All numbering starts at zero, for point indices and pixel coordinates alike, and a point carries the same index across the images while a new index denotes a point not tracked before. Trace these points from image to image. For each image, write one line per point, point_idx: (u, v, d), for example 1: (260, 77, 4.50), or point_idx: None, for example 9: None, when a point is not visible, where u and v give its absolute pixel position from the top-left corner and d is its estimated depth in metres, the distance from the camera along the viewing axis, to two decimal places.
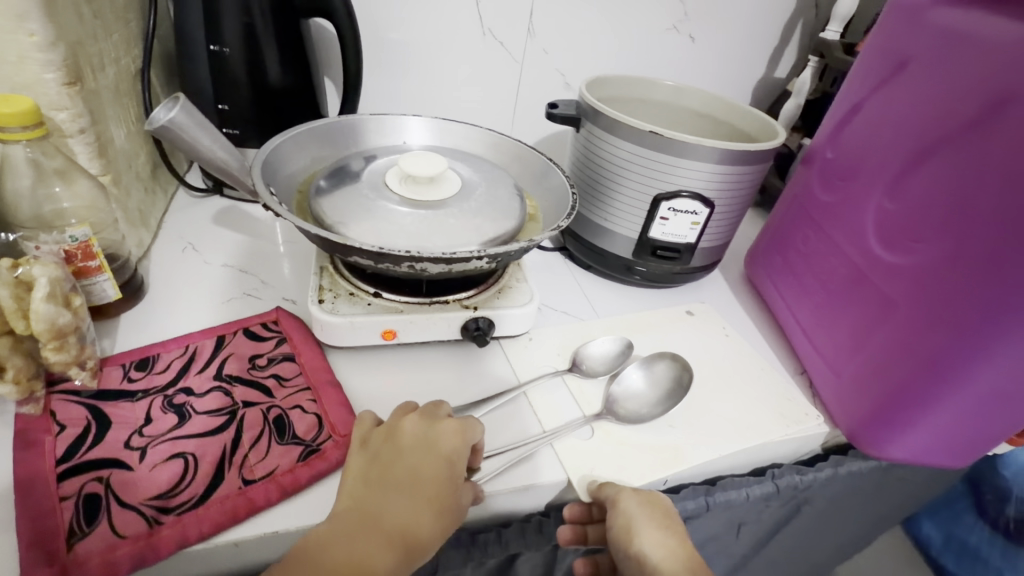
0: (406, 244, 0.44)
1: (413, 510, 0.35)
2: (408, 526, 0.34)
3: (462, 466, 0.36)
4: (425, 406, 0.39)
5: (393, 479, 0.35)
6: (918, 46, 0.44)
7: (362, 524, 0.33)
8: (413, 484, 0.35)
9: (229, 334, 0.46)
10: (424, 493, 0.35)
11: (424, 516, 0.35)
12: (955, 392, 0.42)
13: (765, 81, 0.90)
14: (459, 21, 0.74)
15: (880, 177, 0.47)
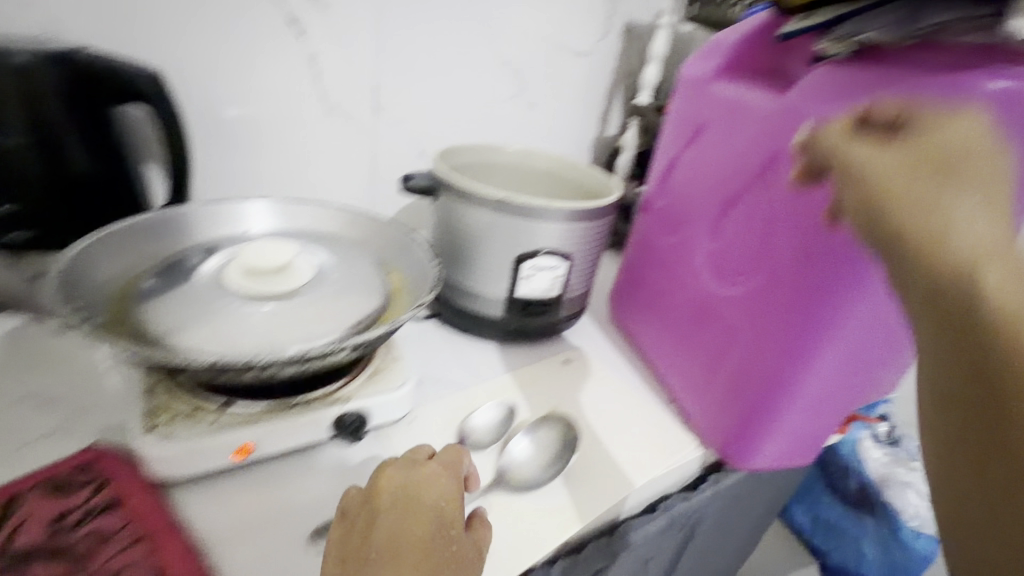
0: (254, 346, 0.40)
1: (404, 564, 0.33)
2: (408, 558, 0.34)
3: (449, 509, 0.37)
4: (405, 456, 0.41)
5: (379, 521, 0.36)
6: (709, 113, 0.53)
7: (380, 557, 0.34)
8: (405, 516, 0.36)
9: (23, 493, 0.36)
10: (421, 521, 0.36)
11: (421, 536, 0.35)
12: (793, 399, 0.48)
13: (599, 139, 1.01)
14: (301, 99, 0.72)
15: (701, 221, 0.54)
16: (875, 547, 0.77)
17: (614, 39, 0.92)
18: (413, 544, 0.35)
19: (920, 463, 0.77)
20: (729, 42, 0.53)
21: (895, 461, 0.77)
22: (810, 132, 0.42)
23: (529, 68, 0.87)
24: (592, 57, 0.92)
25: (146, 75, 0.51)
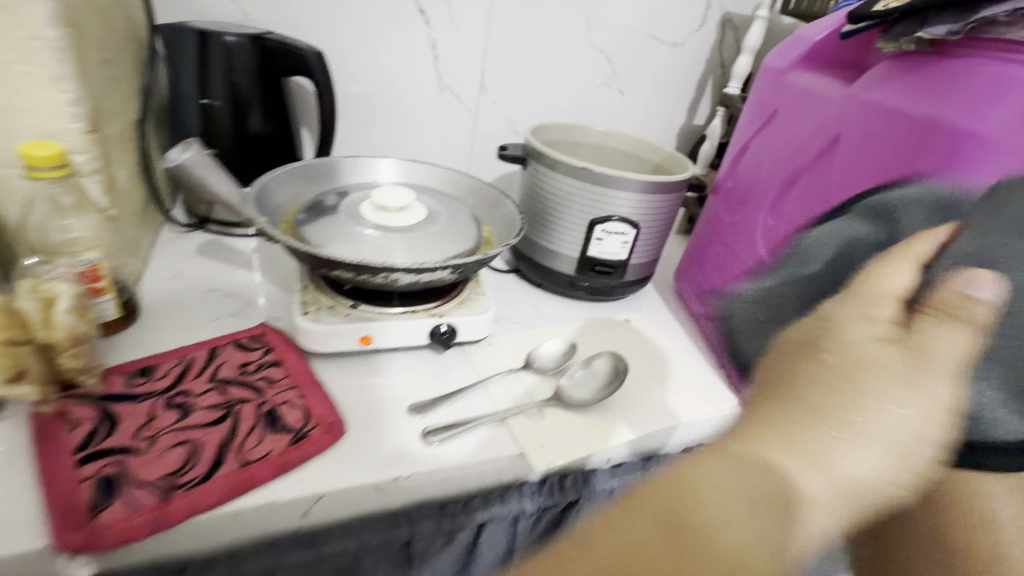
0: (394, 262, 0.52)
1: (806, 467, 0.25)
2: (738, 510, 0.25)
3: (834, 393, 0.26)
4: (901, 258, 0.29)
5: (809, 439, 0.25)
6: (783, 100, 0.58)
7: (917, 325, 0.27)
8: (869, 434, 0.25)
9: (221, 346, 0.51)
10: (771, 508, 0.25)
11: (727, 465, 0.26)
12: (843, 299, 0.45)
13: (685, 127, 1.08)
14: (419, 77, 0.84)
15: (764, 200, 0.58)
16: None
17: (709, 30, 0.97)
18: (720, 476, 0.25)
19: None
20: (809, 36, 0.58)
21: None
22: (873, 112, 0.46)
23: (623, 56, 0.95)
24: (685, 48, 0.98)
25: (311, 53, 0.66)
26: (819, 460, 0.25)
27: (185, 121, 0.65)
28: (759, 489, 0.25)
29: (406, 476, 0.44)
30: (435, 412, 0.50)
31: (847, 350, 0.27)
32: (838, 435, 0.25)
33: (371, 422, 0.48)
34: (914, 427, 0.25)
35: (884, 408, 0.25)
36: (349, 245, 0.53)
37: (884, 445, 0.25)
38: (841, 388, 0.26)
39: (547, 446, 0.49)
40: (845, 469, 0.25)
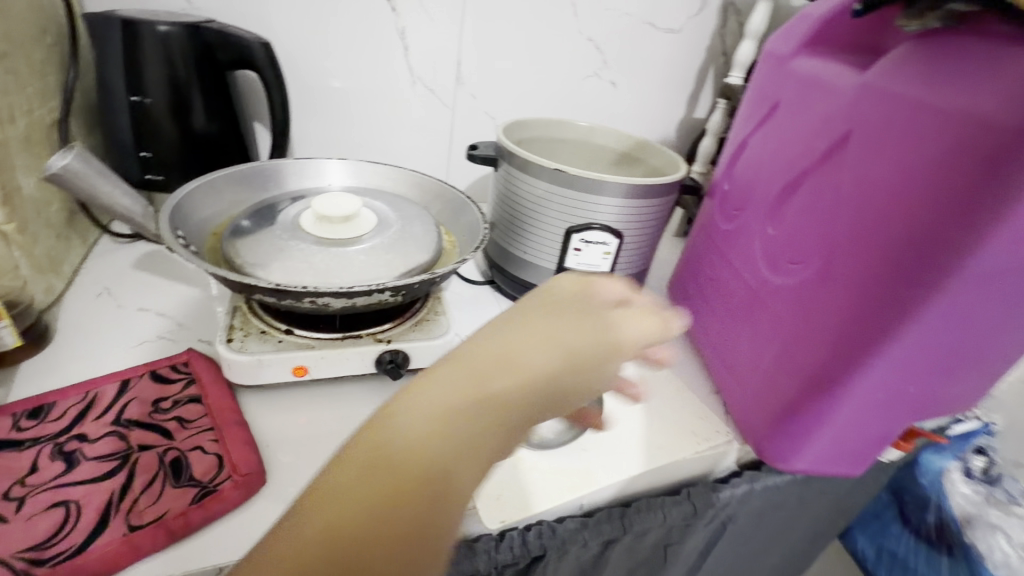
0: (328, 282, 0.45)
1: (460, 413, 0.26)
2: (493, 390, 0.26)
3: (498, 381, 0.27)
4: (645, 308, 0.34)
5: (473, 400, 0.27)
6: (785, 91, 0.50)
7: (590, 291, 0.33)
8: (459, 385, 0.26)
9: (135, 377, 0.45)
10: (484, 417, 0.26)
11: (461, 428, 0.25)
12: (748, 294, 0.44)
13: (685, 121, 0.99)
14: (389, 70, 0.77)
15: (763, 206, 0.51)
16: None
17: (709, 14, 0.89)
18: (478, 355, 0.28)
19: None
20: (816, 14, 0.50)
21: (987, 500, 0.66)
22: (894, 100, 0.38)
23: (614, 44, 0.87)
24: (683, 34, 0.90)
25: (257, 44, 0.59)
26: (474, 414, 0.26)
27: (117, 122, 0.59)
28: (393, 496, 0.23)
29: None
30: None
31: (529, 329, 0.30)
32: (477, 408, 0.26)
33: (300, 469, 0.41)
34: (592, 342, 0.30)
35: (500, 375, 0.27)
36: (283, 261, 0.47)
37: (555, 347, 0.28)
38: (550, 323, 0.30)
39: (503, 495, 0.43)
40: (541, 370, 0.28)
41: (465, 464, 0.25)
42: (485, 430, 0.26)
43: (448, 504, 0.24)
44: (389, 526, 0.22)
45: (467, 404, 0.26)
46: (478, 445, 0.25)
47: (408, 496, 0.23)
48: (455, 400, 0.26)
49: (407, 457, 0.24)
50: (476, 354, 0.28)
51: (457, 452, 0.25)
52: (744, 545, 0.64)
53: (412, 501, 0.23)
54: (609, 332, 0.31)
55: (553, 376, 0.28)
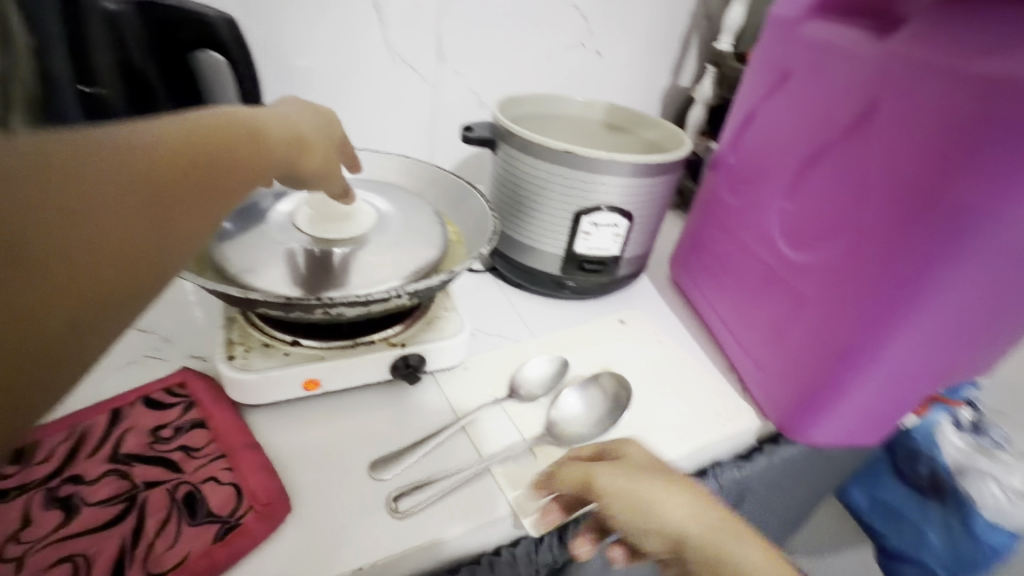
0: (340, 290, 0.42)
1: (116, 205, 0.22)
2: (126, 207, 0.22)
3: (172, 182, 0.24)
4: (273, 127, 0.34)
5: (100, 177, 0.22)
6: (797, 59, 0.48)
7: (305, 166, 0.38)
8: (108, 178, 0.22)
9: (126, 406, 0.41)
10: (147, 208, 0.23)
11: (81, 204, 0.20)
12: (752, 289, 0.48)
13: (670, 90, 0.97)
14: (364, 46, 0.72)
15: (778, 182, 0.49)
16: (942, 536, 0.71)
17: None
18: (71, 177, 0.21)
19: (1006, 454, 0.68)
20: None
21: (974, 449, 0.67)
22: (916, 68, 0.37)
23: (599, 11, 0.83)
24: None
25: (220, 20, 0.54)
26: (109, 233, 0.21)
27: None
28: (111, 273, 0.22)
29: (370, 566, 0.35)
30: (404, 468, 0.41)
31: (140, 128, 0.25)
32: (153, 215, 0.23)
33: (324, 490, 0.39)
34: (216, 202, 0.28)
35: (164, 169, 0.24)
36: (284, 271, 0.44)
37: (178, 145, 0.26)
38: (161, 132, 0.25)
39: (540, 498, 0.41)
40: (165, 161, 0.25)
41: (152, 200, 0.23)
42: (136, 201, 0.23)
43: (78, 362, 0.21)
44: (73, 300, 0.20)
45: (86, 219, 0.21)
46: (159, 236, 0.24)
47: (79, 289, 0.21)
48: (119, 200, 0.22)
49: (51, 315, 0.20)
50: (103, 149, 0.22)
51: (121, 250, 0.22)
52: (758, 513, 0.66)
53: (122, 258, 0.22)
54: (220, 129, 0.29)
55: (190, 175, 0.26)
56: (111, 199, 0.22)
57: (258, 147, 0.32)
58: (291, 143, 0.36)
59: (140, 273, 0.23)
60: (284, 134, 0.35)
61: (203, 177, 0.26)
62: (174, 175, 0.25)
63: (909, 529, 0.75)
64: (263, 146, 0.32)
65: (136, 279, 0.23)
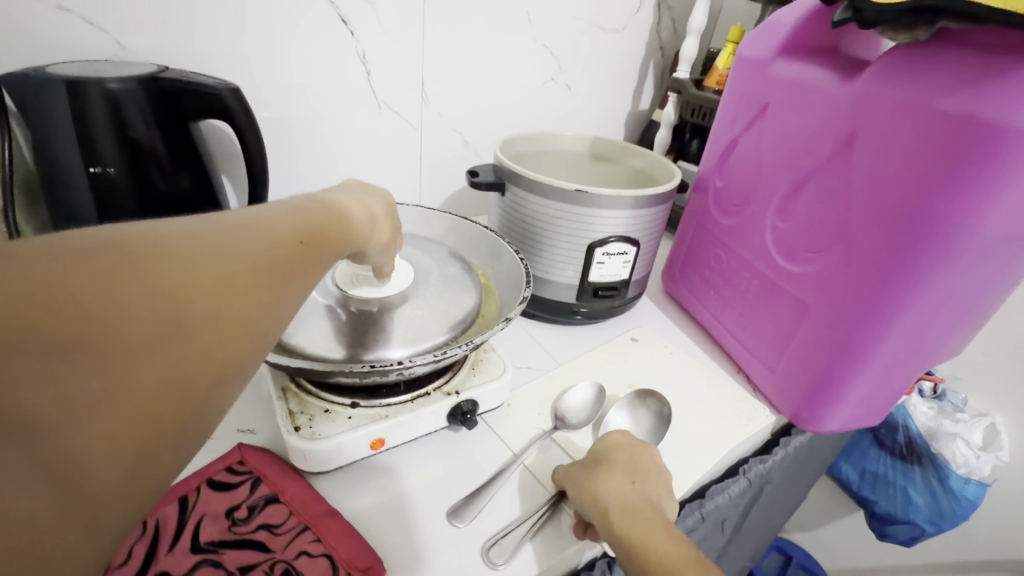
0: (378, 354, 0.43)
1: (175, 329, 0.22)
2: (186, 292, 0.22)
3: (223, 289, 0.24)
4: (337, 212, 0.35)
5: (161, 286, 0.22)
6: (774, 94, 0.55)
7: (372, 243, 0.39)
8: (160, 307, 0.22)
9: (192, 491, 0.40)
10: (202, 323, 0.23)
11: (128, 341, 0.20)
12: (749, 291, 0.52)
13: (633, 114, 1.04)
14: (352, 98, 0.73)
15: (769, 202, 0.56)
16: (924, 495, 0.80)
17: (647, 13, 0.93)
18: (138, 264, 0.22)
19: (963, 414, 0.79)
20: (786, 22, 0.55)
21: (940, 414, 0.79)
22: (887, 108, 0.43)
23: (567, 48, 0.88)
24: (626, 33, 0.93)
25: (227, 90, 0.53)
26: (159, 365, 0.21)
27: (73, 199, 0.50)
28: (160, 406, 0.21)
29: None
30: (479, 512, 0.43)
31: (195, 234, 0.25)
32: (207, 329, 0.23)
33: (411, 546, 0.40)
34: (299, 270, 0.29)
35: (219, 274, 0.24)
36: (325, 337, 0.44)
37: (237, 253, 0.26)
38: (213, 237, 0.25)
39: None
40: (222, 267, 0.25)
41: (202, 310, 0.23)
42: (188, 325, 0.22)
43: (177, 423, 0.22)
44: (123, 450, 0.20)
45: (141, 354, 0.20)
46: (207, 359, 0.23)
47: (171, 342, 0.21)
48: (190, 275, 0.23)
49: (149, 376, 0.21)
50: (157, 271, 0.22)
51: (169, 376, 0.21)
52: (773, 500, 0.71)
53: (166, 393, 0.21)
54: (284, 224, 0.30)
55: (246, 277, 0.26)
56: (166, 327, 0.21)
57: (325, 230, 0.33)
58: (363, 224, 0.37)
59: (187, 404, 0.22)
60: (356, 217, 0.37)
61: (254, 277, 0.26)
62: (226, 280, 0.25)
63: (895, 493, 0.84)
64: (340, 236, 0.34)
65: (185, 408, 0.22)
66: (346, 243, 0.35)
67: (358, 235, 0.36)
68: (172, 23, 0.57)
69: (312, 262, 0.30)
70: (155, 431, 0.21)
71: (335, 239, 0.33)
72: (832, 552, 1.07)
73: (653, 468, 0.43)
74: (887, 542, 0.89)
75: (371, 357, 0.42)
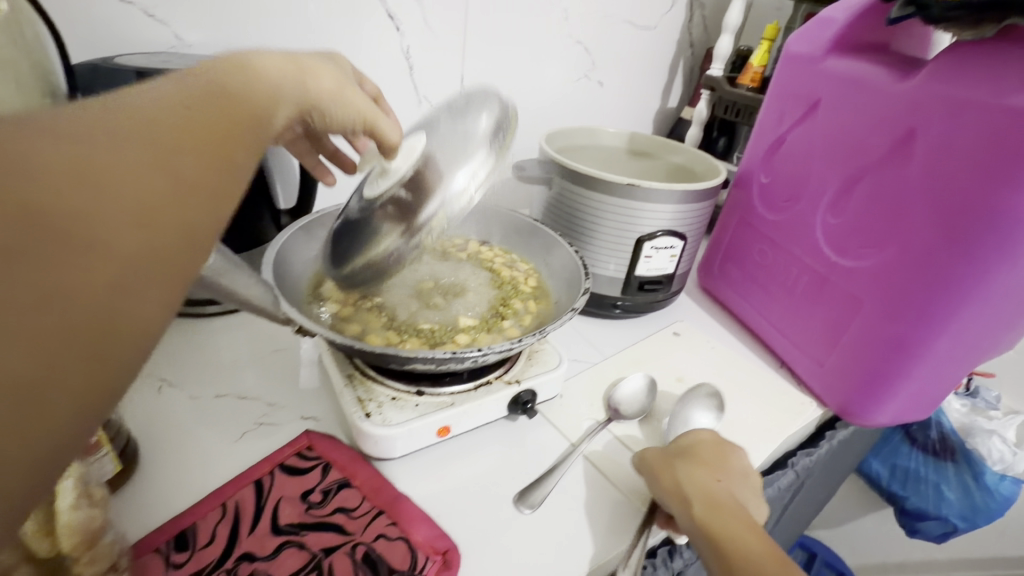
0: (442, 203, 0.38)
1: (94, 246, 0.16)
2: (115, 189, 0.17)
3: (164, 186, 0.19)
4: (288, 78, 0.28)
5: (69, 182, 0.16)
6: (825, 91, 0.55)
7: (330, 107, 0.31)
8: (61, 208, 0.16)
9: (266, 476, 0.41)
10: (139, 233, 0.18)
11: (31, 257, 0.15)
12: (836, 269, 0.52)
13: (662, 111, 1.05)
14: (395, 94, 0.74)
15: (820, 198, 0.56)
16: (957, 491, 0.80)
17: (679, 10, 0.93)
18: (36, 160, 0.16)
19: (997, 412, 0.79)
20: (836, 19, 0.56)
21: (972, 411, 0.79)
22: (949, 104, 0.44)
23: (601, 45, 0.89)
24: (658, 31, 0.94)
25: None
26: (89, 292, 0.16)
27: None
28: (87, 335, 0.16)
29: None
30: (544, 500, 0.43)
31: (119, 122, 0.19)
32: (141, 232, 0.18)
33: (481, 530, 0.40)
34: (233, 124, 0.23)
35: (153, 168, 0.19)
36: (386, 237, 0.38)
37: (171, 135, 0.20)
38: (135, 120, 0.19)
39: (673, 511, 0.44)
40: (153, 158, 0.19)
41: (141, 219, 0.18)
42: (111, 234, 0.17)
43: (114, 349, 0.17)
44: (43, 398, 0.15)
45: (55, 279, 0.15)
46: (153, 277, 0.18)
47: (103, 258, 0.17)
48: (120, 169, 0.18)
49: (89, 296, 0.16)
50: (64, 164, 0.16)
51: (95, 298, 0.16)
52: (811, 494, 0.72)
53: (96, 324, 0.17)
54: (225, 102, 0.23)
55: (201, 175, 0.20)
56: (85, 241, 0.16)
57: (272, 103, 0.26)
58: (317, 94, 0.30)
59: (127, 330, 0.17)
60: (312, 87, 0.30)
61: (199, 173, 0.20)
62: (160, 175, 0.19)
63: (927, 490, 0.84)
64: (270, 90, 0.26)
65: (129, 337, 0.18)
66: (288, 102, 0.27)
67: (301, 95, 0.28)
68: (228, 17, 0.58)
69: (248, 115, 0.24)
70: (125, 330, 0.17)
71: (282, 103, 0.27)
72: (856, 548, 1.07)
73: (741, 469, 0.44)
74: (916, 539, 0.89)
75: (430, 211, 0.38)
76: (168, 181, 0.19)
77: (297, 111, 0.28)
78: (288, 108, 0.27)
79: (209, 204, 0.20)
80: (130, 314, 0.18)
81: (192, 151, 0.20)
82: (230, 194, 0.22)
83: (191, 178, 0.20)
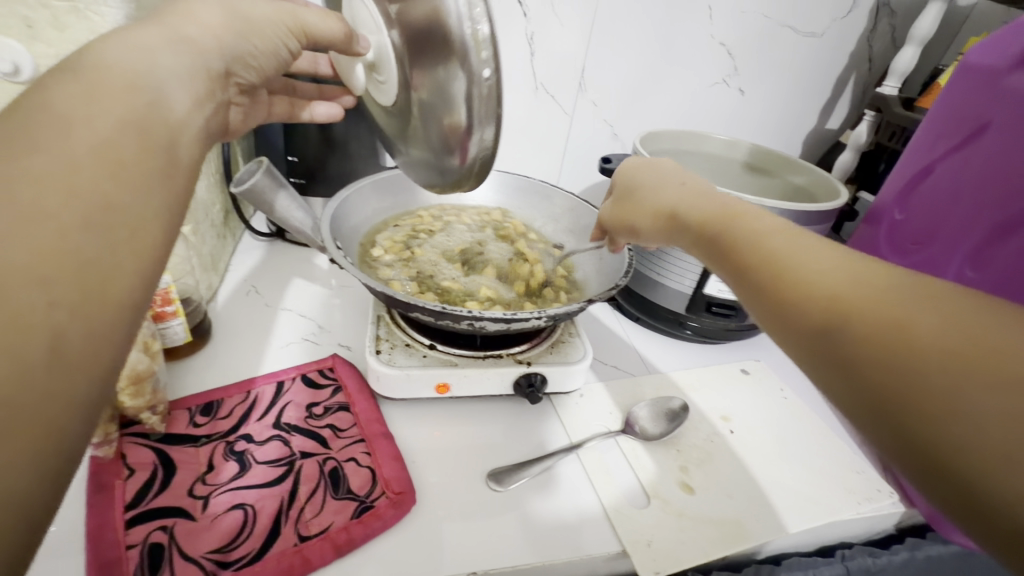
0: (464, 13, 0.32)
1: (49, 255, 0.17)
2: (51, 201, 0.18)
3: (102, 192, 0.19)
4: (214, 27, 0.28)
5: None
6: (999, 111, 0.43)
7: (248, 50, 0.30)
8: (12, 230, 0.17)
9: (289, 380, 0.47)
10: (92, 236, 0.19)
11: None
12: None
13: (816, 132, 0.92)
14: (515, 77, 0.77)
15: (956, 246, 0.45)
16: None
17: (859, 16, 0.80)
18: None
19: None
20: None
21: None
22: None
23: (747, 48, 0.81)
24: (826, 38, 0.82)
25: None
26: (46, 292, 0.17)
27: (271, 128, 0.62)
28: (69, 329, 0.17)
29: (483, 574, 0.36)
30: (518, 486, 0.42)
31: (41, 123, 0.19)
32: (90, 232, 0.18)
33: (446, 488, 0.41)
34: (122, 116, 0.20)
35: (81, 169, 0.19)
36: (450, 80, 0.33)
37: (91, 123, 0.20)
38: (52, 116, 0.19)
39: (653, 544, 0.39)
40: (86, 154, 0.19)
41: (86, 228, 0.18)
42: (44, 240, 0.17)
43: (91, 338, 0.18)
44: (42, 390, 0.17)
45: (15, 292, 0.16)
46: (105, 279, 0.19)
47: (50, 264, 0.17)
48: (56, 174, 0.18)
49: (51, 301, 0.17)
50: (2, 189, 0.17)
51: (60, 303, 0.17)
52: None
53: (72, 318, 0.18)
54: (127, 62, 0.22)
55: (134, 166, 0.20)
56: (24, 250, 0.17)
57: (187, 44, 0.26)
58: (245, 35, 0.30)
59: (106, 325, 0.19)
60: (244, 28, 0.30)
61: (132, 165, 0.20)
62: (98, 179, 0.19)
63: None
64: (164, 46, 0.24)
65: (104, 326, 0.19)
66: (191, 68, 0.24)
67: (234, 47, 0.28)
68: None
69: (139, 96, 0.21)
70: (104, 319, 0.19)
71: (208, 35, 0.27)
72: None
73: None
74: None
75: (464, 33, 0.32)
76: (103, 183, 0.19)
77: (211, 73, 0.26)
78: (189, 77, 0.24)
79: (142, 185, 0.21)
80: (105, 310, 0.19)
81: (111, 143, 0.20)
82: (165, 174, 0.22)
83: (120, 162, 0.20)
